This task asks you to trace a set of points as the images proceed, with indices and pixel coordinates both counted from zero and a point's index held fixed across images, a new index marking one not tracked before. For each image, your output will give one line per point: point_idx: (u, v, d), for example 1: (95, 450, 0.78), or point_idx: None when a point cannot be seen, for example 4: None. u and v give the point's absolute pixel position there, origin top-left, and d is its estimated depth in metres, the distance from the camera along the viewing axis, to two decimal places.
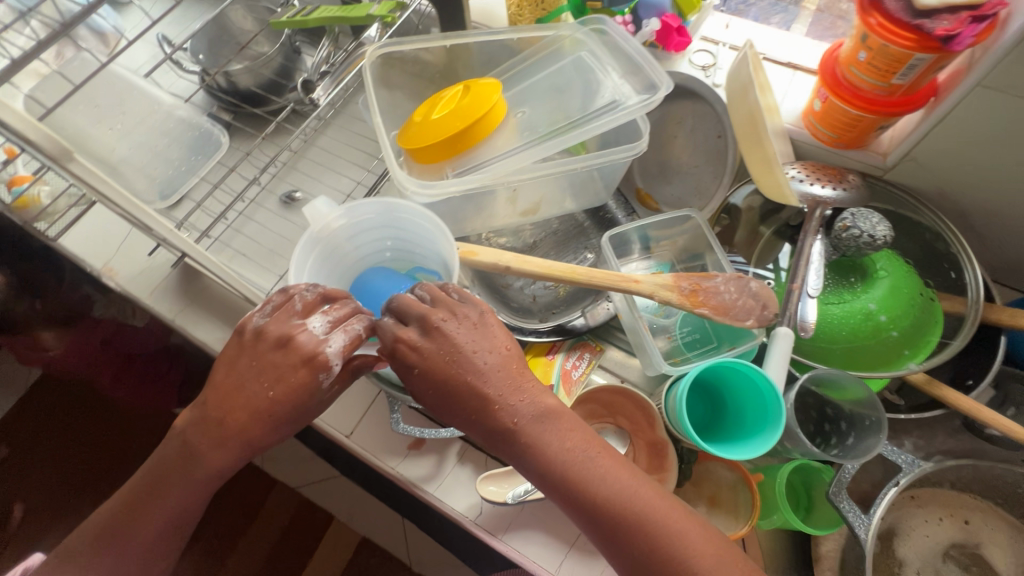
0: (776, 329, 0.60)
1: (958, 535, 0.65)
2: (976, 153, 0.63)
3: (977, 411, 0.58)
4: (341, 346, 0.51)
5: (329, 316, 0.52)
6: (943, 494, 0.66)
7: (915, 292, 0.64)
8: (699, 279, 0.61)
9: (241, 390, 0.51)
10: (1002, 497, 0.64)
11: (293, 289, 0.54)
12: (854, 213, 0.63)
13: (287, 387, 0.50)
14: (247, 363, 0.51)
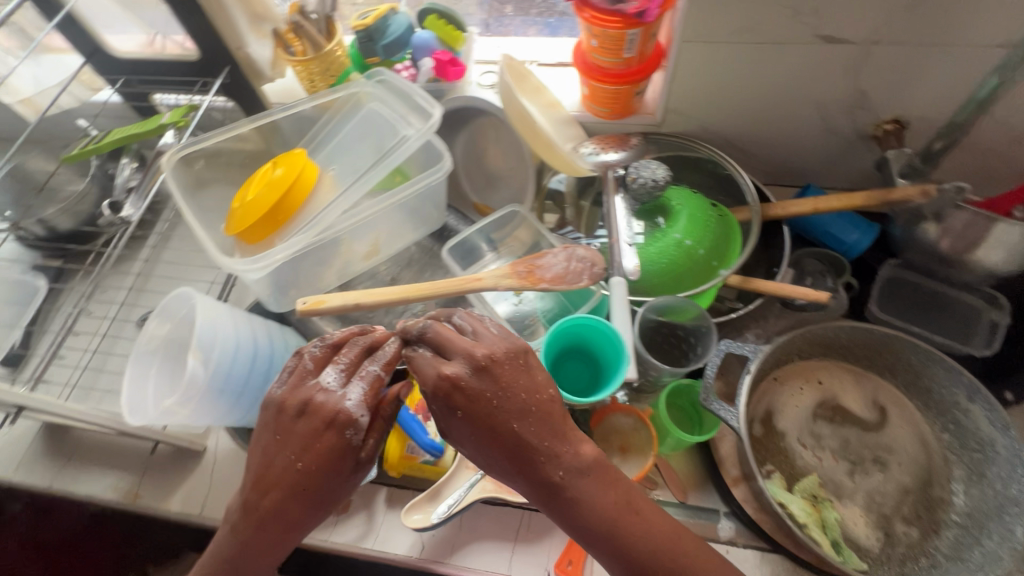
0: (612, 279, 0.69)
1: (818, 396, 0.75)
2: (711, 92, 0.77)
3: (782, 291, 0.70)
4: (359, 397, 0.52)
5: (341, 364, 0.54)
6: (795, 367, 0.78)
7: (707, 211, 0.75)
8: (533, 260, 0.67)
9: (270, 467, 0.51)
10: (836, 352, 0.76)
11: (303, 348, 0.55)
12: (636, 165, 0.73)
13: (318, 454, 0.50)
14: (275, 437, 0.52)
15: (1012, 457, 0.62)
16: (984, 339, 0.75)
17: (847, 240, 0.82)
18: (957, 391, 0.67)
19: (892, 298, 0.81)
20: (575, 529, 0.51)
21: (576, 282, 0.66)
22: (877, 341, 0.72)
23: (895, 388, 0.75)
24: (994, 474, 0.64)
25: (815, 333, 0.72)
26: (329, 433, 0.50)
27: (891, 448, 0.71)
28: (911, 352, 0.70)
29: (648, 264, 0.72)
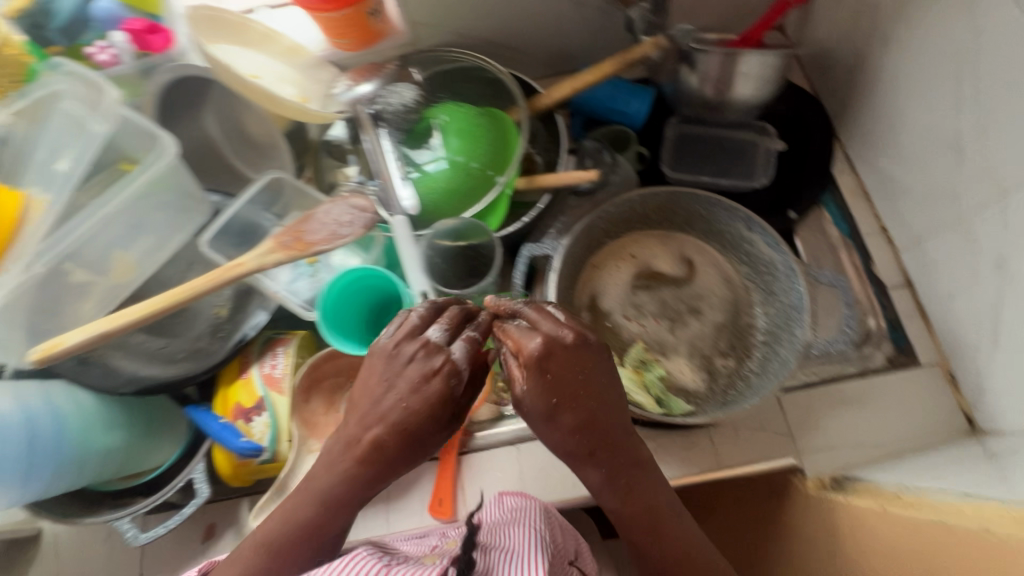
0: (394, 220, 0.67)
1: (634, 268, 0.78)
2: None
3: (562, 180, 0.70)
4: (464, 354, 0.51)
5: (443, 323, 0.53)
6: (608, 248, 0.79)
7: (473, 121, 0.72)
8: (299, 225, 0.62)
9: (378, 407, 0.51)
10: (640, 222, 0.79)
11: (408, 312, 0.55)
12: (382, 94, 0.70)
13: (422, 400, 0.49)
14: (378, 376, 0.51)
15: (787, 270, 0.68)
16: (763, 169, 0.81)
17: (630, 108, 0.82)
18: (738, 225, 0.72)
19: (683, 155, 0.85)
20: (615, 492, 0.52)
21: (350, 234, 0.62)
22: (666, 201, 0.75)
23: (697, 239, 0.79)
24: (779, 288, 0.70)
25: (609, 212, 0.73)
26: (427, 373, 0.50)
27: (702, 296, 0.76)
28: (695, 202, 0.74)
29: (429, 193, 0.69)
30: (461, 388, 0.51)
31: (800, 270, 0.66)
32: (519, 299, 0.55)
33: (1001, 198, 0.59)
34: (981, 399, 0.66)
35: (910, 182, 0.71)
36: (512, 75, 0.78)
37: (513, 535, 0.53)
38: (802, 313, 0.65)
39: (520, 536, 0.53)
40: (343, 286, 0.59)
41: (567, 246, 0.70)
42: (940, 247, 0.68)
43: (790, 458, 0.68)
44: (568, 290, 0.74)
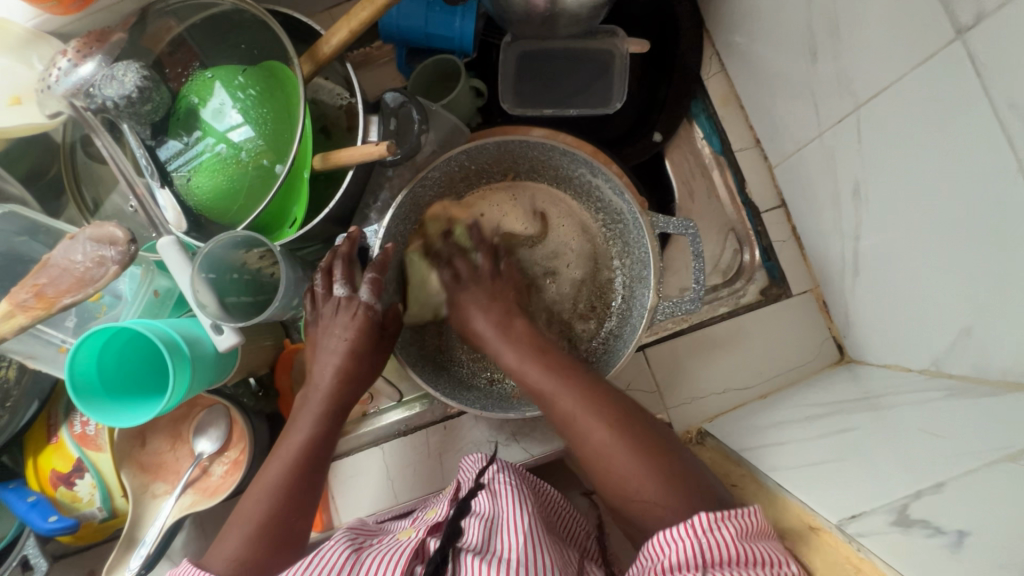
0: (163, 241, 0.56)
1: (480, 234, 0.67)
2: None
3: (356, 156, 0.56)
4: (370, 293, 0.55)
5: (342, 279, 0.55)
6: (449, 215, 0.67)
7: (235, 95, 0.58)
8: (35, 275, 0.52)
9: (321, 347, 0.56)
10: (477, 178, 0.66)
11: (329, 259, 0.55)
12: (100, 78, 0.54)
13: (351, 332, 0.55)
14: (328, 331, 0.56)
15: (636, 222, 0.58)
16: (619, 88, 0.67)
17: (454, 31, 0.66)
18: (584, 172, 0.60)
19: (529, 80, 0.70)
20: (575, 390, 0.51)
21: (104, 276, 0.52)
22: (498, 153, 0.60)
23: (547, 185, 0.67)
24: (631, 241, 0.61)
25: (430, 180, 0.59)
26: (355, 309, 0.55)
27: (557, 253, 0.67)
28: (532, 150, 0.60)
29: (204, 199, 0.58)
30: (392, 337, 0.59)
31: (644, 219, 0.55)
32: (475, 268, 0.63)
33: (857, 113, 0.49)
34: (848, 328, 0.62)
35: (776, 86, 0.60)
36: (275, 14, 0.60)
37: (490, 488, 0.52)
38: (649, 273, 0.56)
39: (500, 487, 0.52)
40: (103, 345, 0.49)
41: (387, 222, 0.57)
42: (808, 164, 0.59)
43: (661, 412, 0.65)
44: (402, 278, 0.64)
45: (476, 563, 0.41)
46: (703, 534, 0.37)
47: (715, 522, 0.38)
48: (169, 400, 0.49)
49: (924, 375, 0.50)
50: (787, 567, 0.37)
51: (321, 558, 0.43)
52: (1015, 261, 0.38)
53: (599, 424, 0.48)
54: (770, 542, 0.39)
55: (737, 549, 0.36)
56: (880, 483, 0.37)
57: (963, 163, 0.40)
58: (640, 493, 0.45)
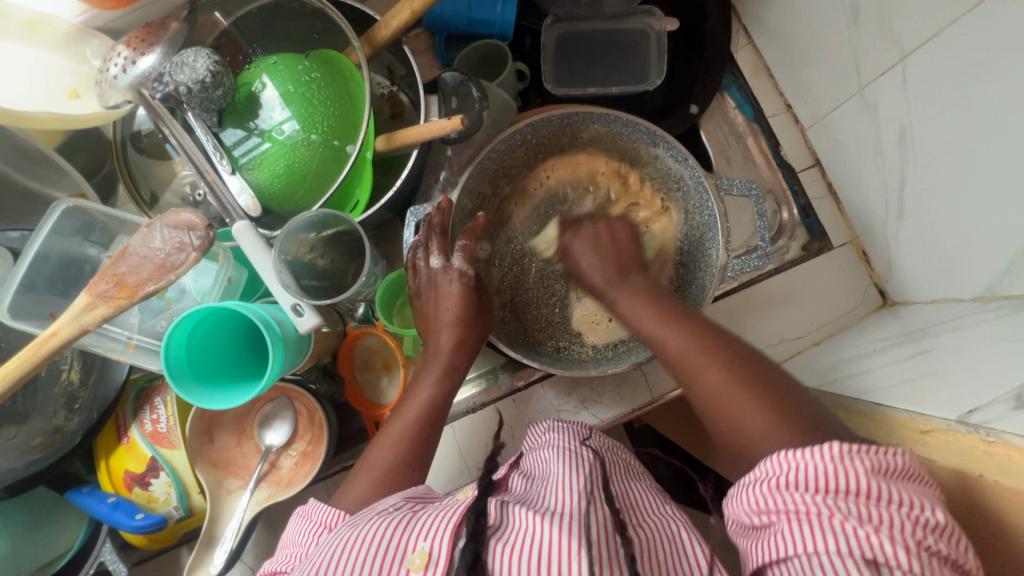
0: (236, 227, 0.55)
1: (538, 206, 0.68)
2: None
3: (424, 134, 0.57)
4: (464, 260, 0.59)
5: (440, 250, 0.59)
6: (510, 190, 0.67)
7: (299, 78, 0.58)
8: (114, 266, 0.51)
9: (433, 314, 0.59)
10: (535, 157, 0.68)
11: (415, 241, 0.59)
12: (171, 67, 0.53)
13: (458, 296, 0.58)
14: (428, 302, 0.59)
15: (698, 185, 0.62)
16: (657, 63, 0.71)
17: (496, 15, 0.68)
18: (643, 141, 0.64)
19: (568, 61, 0.73)
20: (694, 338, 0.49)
21: (184, 262, 0.51)
22: (560, 127, 0.64)
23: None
24: (692, 206, 0.64)
25: (497, 152, 0.62)
26: (456, 279, 0.58)
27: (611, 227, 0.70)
28: (595, 122, 0.64)
29: (274, 183, 0.58)
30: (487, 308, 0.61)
31: (708, 181, 0.60)
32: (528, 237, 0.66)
33: (903, 64, 0.54)
34: (890, 273, 0.66)
35: (810, 49, 0.65)
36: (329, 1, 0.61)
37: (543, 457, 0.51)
38: (715, 230, 0.60)
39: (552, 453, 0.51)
40: (193, 328, 0.48)
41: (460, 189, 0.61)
42: (845, 121, 0.64)
43: None
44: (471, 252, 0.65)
45: (523, 510, 0.42)
46: (830, 463, 0.34)
47: (847, 452, 0.34)
48: (268, 379, 0.49)
49: (977, 301, 0.53)
50: (929, 513, 0.33)
51: (380, 516, 0.44)
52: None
53: (715, 367, 0.47)
54: (914, 483, 0.35)
55: (865, 483, 0.34)
56: (978, 383, 0.40)
57: (1011, 89, 0.45)
58: (748, 423, 0.44)
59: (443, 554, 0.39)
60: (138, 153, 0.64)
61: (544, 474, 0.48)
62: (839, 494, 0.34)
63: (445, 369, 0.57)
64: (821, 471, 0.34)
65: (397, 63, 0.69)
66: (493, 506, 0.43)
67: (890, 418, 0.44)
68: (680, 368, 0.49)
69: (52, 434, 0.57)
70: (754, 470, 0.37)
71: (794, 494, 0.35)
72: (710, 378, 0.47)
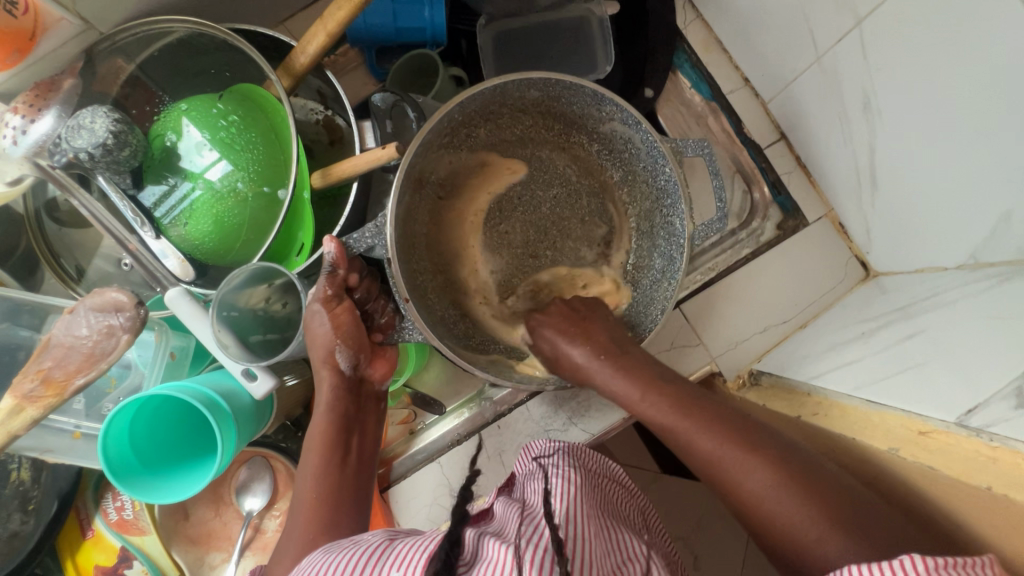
0: (171, 296, 0.52)
1: (469, 185, 0.64)
2: None
3: (360, 166, 0.52)
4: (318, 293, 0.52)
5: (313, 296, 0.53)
6: (438, 189, 0.62)
7: (215, 123, 0.53)
8: (38, 359, 0.46)
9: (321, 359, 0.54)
10: (462, 137, 0.59)
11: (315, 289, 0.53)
12: (65, 130, 0.49)
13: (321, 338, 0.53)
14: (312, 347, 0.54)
15: (651, 148, 0.56)
16: (604, 50, 0.66)
17: (425, 20, 0.63)
18: (585, 103, 0.56)
19: (510, 60, 0.68)
20: (680, 410, 0.47)
21: (116, 347, 0.46)
22: (490, 97, 0.54)
23: (522, 124, 0.62)
24: (639, 163, 0.60)
25: (423, 146, 0.53)
26: (319, 320, 0.52)
27: (558, 206, 0.65)
28: (529, 87, 0.54)
29: (206, 239, 0.53)
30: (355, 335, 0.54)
31: (664, 145, 0.53)
32: (467, 220, 0.65)
33: (859, 28, 0.51)
34: (870, 244, 0.63)
35: (762, 20, 0.61)
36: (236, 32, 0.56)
37: (533, 490, 0.47)
38: (678, 201, 0.55)
39: (539, 488, 0.47)
40: (133, 416, 0.45)
41: (388, 212, 0.49)
42: (807, 90, 0.60)
43: (687, 378, 0.66)
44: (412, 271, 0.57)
45: (504, 548, 0.37)
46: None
47: (932, 569, 0.29)
48: (221, 465, 0.46)
49: (962, 270, 0.51)
50: None
51: (358, 544, 0.42)
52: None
53: (758, 466, 0.42)
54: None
55: None
56: (973, 375, 0.37)
57: (972, 45, 0.42)
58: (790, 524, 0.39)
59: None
60: (53, 226, 0.59)
61: (525, 509, 0.43)
62: None
63: (337, 418, 0.55)
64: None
65: (325, 87, 0.63)
66: (469, 538, 0.39)
67: (887, 417, 0.41)
68: (685, 448, 0.46)
69: (9, 540, 0.53)
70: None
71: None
72: (755, 477, 0.42)
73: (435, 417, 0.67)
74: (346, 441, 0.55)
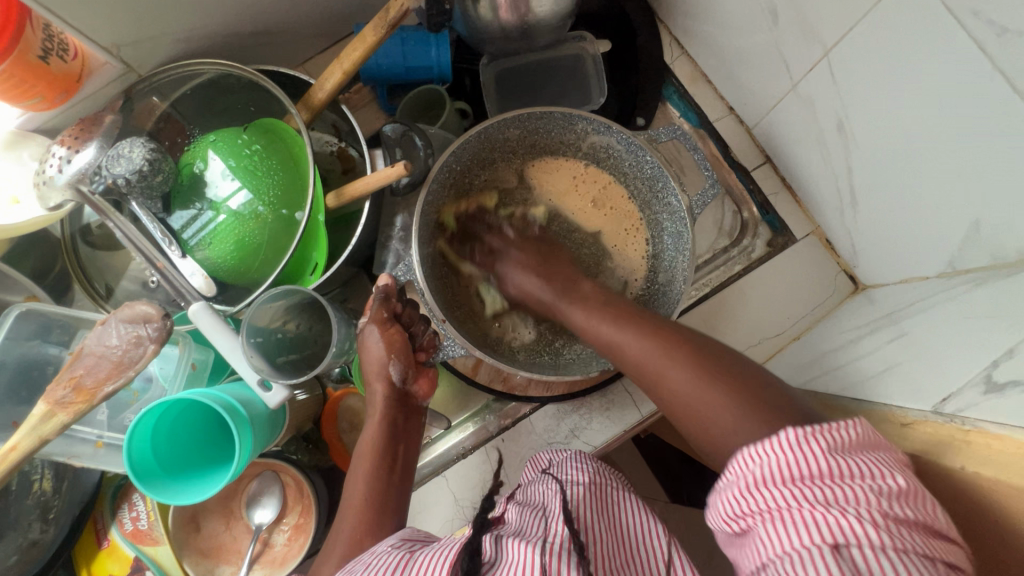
0: (192, 311, 0.54)
1: (484, 223, 0.68)
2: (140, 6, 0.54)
3: (372, 184, 0.56)
4: (372, 307, 0.57)
5: (366, 314, 0.57)
6: (455, 235, 0.66)
7: (240, 151, 0.58)
8: (71, 368, 0.49)
9: (371, 369, 0.57)
10: (463, 186, 0.65)
11: (366, 307, 0.58)
12: (107, 161, 0.54)
13: (374, 348, 0.56)
14: (365, 362, 0.58)
15: (630, 145, 0.60)
16: (597, 85, 0.72)
17: (432, 59, 0.69)
18: (560, 124, 0.62)
19: (510, 96, 0.74)
20: (652, 343, 0.50)
21: (142, 356, 0.50)
22: (478, 145, 0.60)
23: (513, 162, 0.67)
24: (626, 163, 0.64)
25: (432, 198, 0.59)
26: (374, 331, 0.56)
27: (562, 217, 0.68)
28: (508, 128, 0.60)
29: (227, 258, 0.57)
30: (403, 344, 0.57)
31: (639, 138, 0.58)
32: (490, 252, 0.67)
33: (828, 58, 0.55)
34: (856, 258, 0.66)
35: (741, 54, 0.66)
36: (261, 72, 0.61)
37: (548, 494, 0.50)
38: (666, 177, 0.58)
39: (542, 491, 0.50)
40: (156, 422, 0.47)
41: (415, 253, 0.56)
42: (786, 116, 0.65)
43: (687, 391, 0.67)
44: (447, 299, 0.62)
45: (518, 543, 0.40)
46: (786, 452, 0.34)
47: (801, 437, 0.34)
48: (239, 464, 0.48)
49: (942, 277, 0.53)
50: (891, 479, 0.34)
51: (379, 559, 0.44)
52: (991, 147, 0.44)
53: (668, 364, 0.48)
54: (876, 455, 0.35)
55: (825, 464, 0.34)
56: (948, 369, 0.40)
57: (927, 70, 0.46)
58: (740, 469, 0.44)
59: None
60: (88, 248, 0.63)
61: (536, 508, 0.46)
62: (800, 482, 0.34)
63: (387, 427, 0.57)
64: (778, 464, 0.34)
65: (341, 121, 0.69)
66: (489, 543, 0.41)
67: (873, 412, 0.44)
68: (660, 395, 0.49)
69: (28, 549, 0.55)
70: (724, 473, 0.37)
71: (764, 491, 0.34)
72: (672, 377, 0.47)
73: (441, 430, 0.69)
74: (392, 449, 0.57)
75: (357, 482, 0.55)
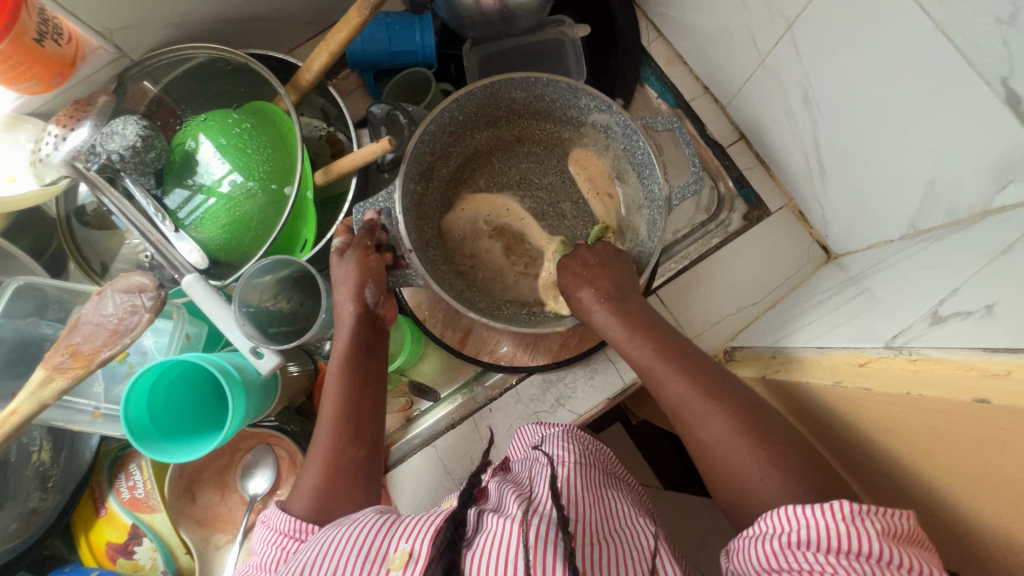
0: (186, 283, 0.56)
1: (473, 181, 0.71)
2: None
3: (358, 159, 0.58)
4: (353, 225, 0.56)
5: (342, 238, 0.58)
6: (447, 179, 0.70)
7: (230, 130, 0.60)
8: (68, 337, 0.51)
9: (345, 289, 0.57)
10: (462, 136, 0.68)
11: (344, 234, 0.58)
12: (102, 137, 0.56)
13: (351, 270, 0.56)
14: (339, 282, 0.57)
15: (627, 129, 0.63)
16: (577, 66, 0.74)
17: (416, 44, 0.71)
18: (566, 98, 0.64)
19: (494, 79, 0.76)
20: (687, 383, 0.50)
21: (138, 323, 0.51)
22: (484, 97, 0.63)
23: (517, 125, 0.70)
24: (619, 144, 0.66)
25: (429, 136, 0.61)
26: (353, 252, 0.56)
27: (553, 192, 0.71)
28: (517, 87, 0.63)
29: (219, 234, 0.59)
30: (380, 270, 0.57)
31: (635, 123, 0.60)
32: (479, 202, 0.70)
33: (791, 31, 0.58)
34: (827, 227, 0.69)
35: (713, 35, 0.69)
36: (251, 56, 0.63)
37: (528, 480, 0.48)
38: (653, 166, 0.61)
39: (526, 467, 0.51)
40: (151, 386, 0.49)
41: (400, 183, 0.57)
42: (758, 92, 0.67)
43: None
44: (422, 234, 0.64)
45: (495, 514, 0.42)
46: (837, 522, 0.37)
47: (855, 513, 0.37)
48: (228, 432, 0.49)
49: (904, 239, 0.56)
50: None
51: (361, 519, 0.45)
52: (938, 107, 0.46)
53: (715, 413, 0.48)
54: (918, 547, 0.37)
55: (874, 546, 0.36)
56: (901, 312, 0.42)
57: (878, 38, 0.49)
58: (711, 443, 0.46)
59: (424, 550, 0.39)
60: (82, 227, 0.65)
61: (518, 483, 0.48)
62: (840, 553, 0.36)
63: (358, 343, 0.57)
64: (823, 532, 0.37)
65: (329, 105, 0.71)
66: (472, 516, 0.42)
67: (833, 357, 0.46)
68: (685, 424, 0.49)
69: (28, 516, 0.57)
70: (763, 524, 0.40)
71: (800, 553, 0.37)
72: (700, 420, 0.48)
73: (430, 403, 0.71)
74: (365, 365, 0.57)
75: (332, 400, 0.56)
